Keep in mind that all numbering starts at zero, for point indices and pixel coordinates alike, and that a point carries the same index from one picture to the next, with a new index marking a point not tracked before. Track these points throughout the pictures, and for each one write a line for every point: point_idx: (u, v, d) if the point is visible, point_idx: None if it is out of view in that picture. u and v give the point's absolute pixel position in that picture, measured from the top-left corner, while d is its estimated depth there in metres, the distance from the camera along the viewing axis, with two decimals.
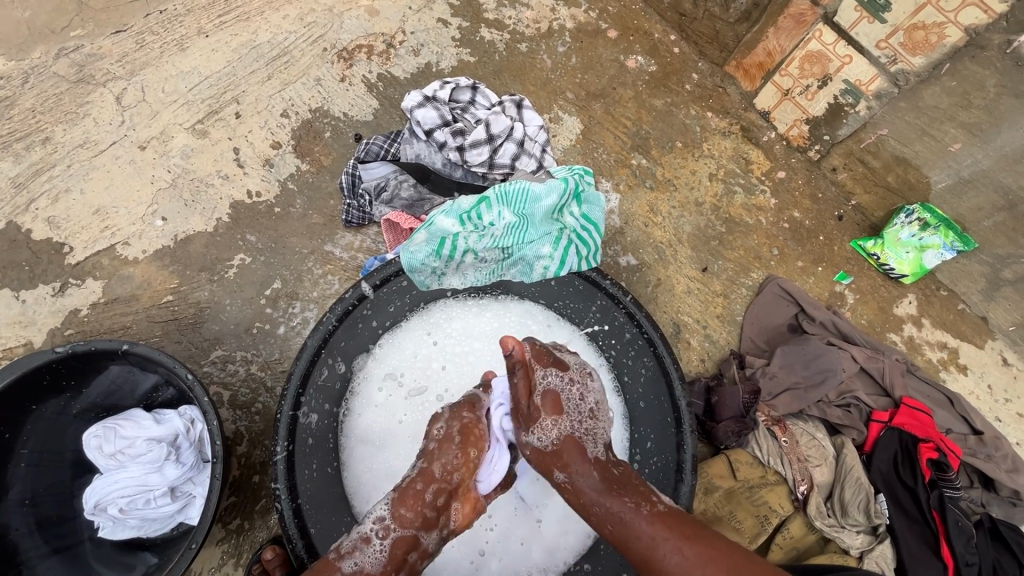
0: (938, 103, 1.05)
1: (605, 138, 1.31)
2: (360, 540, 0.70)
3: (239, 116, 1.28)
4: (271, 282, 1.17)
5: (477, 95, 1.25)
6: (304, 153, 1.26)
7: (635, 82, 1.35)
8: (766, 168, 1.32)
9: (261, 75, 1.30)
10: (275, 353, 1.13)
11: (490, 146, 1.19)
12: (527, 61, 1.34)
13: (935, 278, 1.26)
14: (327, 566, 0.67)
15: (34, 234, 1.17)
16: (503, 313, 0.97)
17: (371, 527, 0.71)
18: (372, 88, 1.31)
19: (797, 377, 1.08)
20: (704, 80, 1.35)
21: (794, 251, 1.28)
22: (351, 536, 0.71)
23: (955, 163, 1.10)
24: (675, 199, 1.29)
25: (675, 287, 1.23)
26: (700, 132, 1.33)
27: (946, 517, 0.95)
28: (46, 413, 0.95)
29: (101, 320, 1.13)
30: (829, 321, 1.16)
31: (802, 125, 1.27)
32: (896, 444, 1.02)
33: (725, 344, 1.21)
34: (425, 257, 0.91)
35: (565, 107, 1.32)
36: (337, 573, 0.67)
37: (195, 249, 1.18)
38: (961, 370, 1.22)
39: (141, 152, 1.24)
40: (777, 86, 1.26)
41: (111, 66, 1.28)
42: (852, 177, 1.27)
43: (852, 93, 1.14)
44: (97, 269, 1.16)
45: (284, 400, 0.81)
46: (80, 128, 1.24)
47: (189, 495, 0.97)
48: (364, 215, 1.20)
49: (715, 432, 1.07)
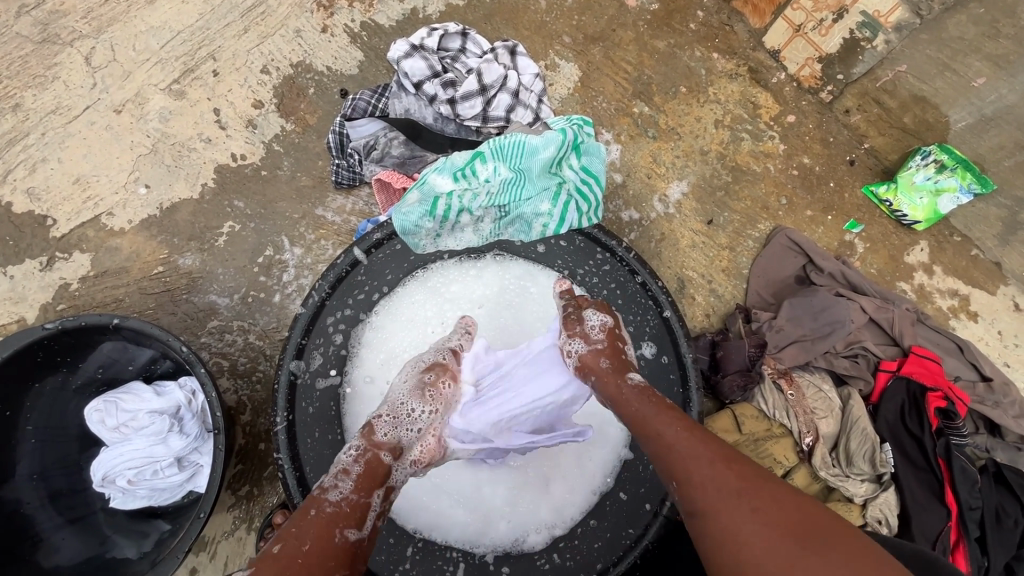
0: (963, 34, 1.00)
1: (605, 86, 1.24)
2: (342, 472, 0.68)
3: (217, 74, 1.21)
4: (263, 249, 1.14)
5: (467, 41, 1.17)
6: (288, 112, 1.20)
7: (636, 22, 1.26)
8: (775, 112, 1.25)
9: (236, 29, 1.22)
10: (273, 323, 1.10)
11: (483, 97, 1.12)
12: (520, 3, 1.26)
13: (949, 223, 1.21)
14: (312, 501, 0.64)
15: (15, 207, 1.13)
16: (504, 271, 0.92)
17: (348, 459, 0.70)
18: (356, 39, 1.23)
19: (804, 329, 1.06)
20: (710, 18, 1.27)
21: (803, 200, 1.23)
22: (330, 473, 0.69)
23: (977, 100, 1.05)
24: (679, 148, 1.23)
25: (679, 242, 1.19)
26: (705, 76, 1.26)
27: (952, 465, 0.95)
28: (47, 389, 0.95)
29: (92, 295, 1.10)
30: (838, 271, 1.13)
31: (814, 64, 1.20)
32: (904, 394, 1.01)
33: (731, 298, 1.17)
34: (418, 219, 0.86)
35: (562, 52, 1.24)
36: (324, 504, 0.63)
37: (182, 218, 1.14)
38: (972, 317, 1.20)
39: (118, 116, 1.19)
40: (788, 22, 1.18)
41: (76, 24, 1.20)
42: (867, 118, 1.20)
43: (869, 26, 1.07)
44: (83, 242, 1.12)
45: (281, 369, 0.80)
46: (51, 93, 1.18)
47: (196, 464, 0.98)
48: (354, 176, 1.14)
49: (719, 387, 1.07)
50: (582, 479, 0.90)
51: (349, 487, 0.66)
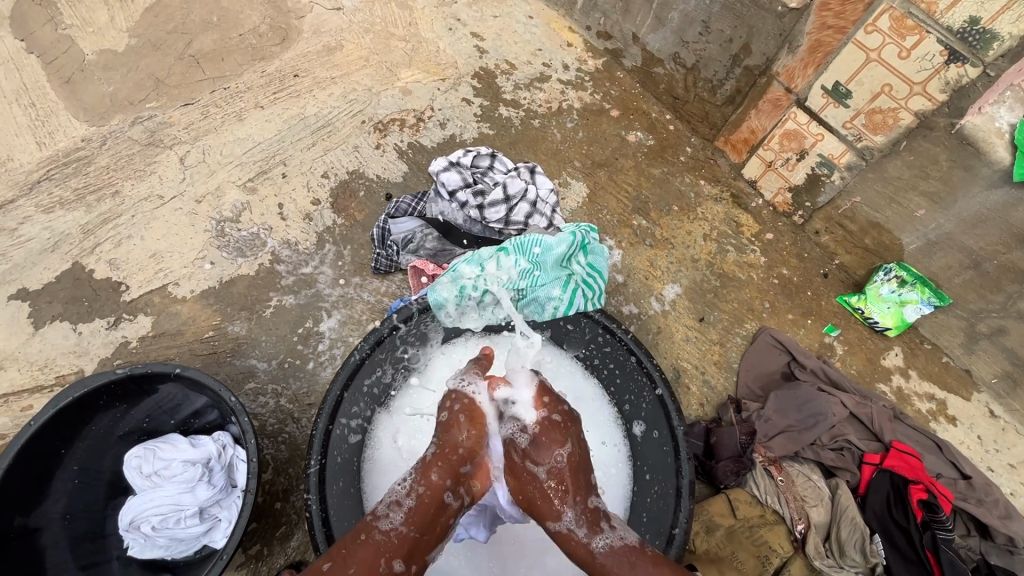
0: (901, 174, 1.19)
1: (609, 201, 1.47)
2: (396, 504, 0.77)
3: (285, 176, 1.45)
4: (304, 321, 1.28)
5: (495, 162, 1.42)
6: (340, 209, 1.42)
7: (635, 154, 1.53)
8: (755, 230, 1.46)
9: (306, 143, 1.50)
10: (304, 387, 1.22)
11: (507, 205, 1.34)
12: (539, 134, 1.54)
13: (919, 332, 1.35)
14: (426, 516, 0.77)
15: (96, 273, 1.31)
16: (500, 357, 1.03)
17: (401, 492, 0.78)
18: (403, 154, 1.50)
19: (790, 420, 1.15)
20: (697, 153, 1.54)
21: (784, 305, 1.38)
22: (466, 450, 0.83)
23: (922, 227, 1.22)
24: (672, 255, 1.42)
25: (674, 335, 1.33)
26: (694, 198, 1.48)
27: (941, 558, 0.98)
28: (96, 430, 1.03)
29: (147, 352, 1.24)
30: (819, 369, 1.25)
31: (785, 193, 1.43)
32: (888, 485, 1.06)
33: (723, 390, 1.28)
34: (449, 294, 1.03)
35: (573, 173, 1.49)
36: (375, 530, 0.74)
37: (237, 290, 1.31)
38: (950, 421, 1.28)
39: (197, 204, 1.41)
40: (761, 158, 1.43)
41: (178, 133, 1.49)
42: (834, 239, 1.40)
43: (826, 165, 1.30)
44: (149, 306, 1.28)
45: (319, 418, 0.91)
46: (146, 183, 1.42)
47: (215, 518, 1.03)
48: (391, 263, 1.32)
49: (714, 472, 1.13)
50: None
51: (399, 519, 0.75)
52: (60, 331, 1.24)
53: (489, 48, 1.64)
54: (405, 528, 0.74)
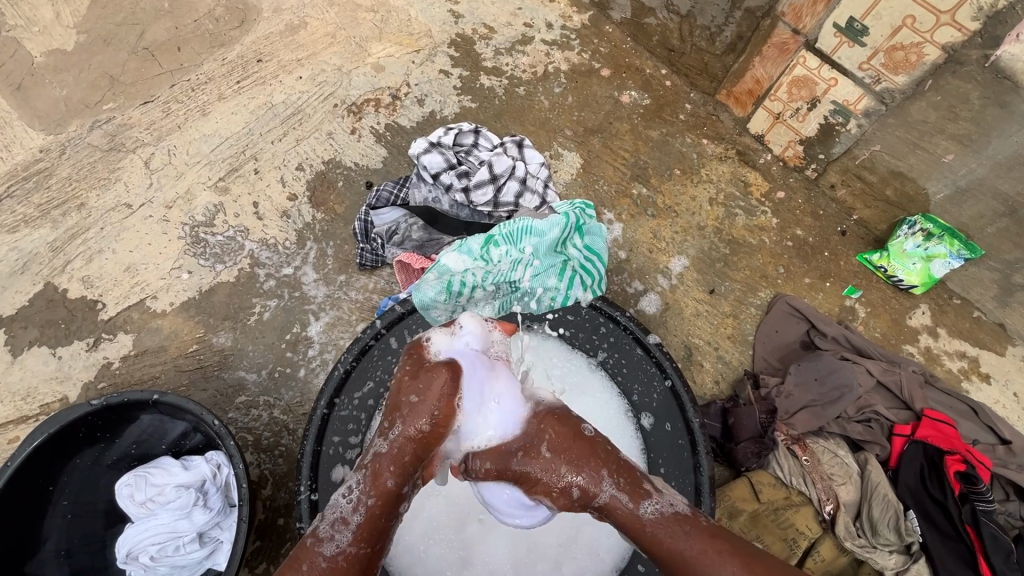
0: (926, 117, 1.08)
1: (605, 171, 1.36)
2: (340, 522, 0.59)
3: (258, 171, 1.36)
4: (291, 326, 1.22)
5: (479, 138, 1.32)
6: (319, 203, 1.33)
7: (631, 115, 1.41)
8: (765, 189, 1.35)
9: (277, 133, 1.39)
10: (297, 396, 1.16)
11: (494, 185, 1.24)
12: (525, 103, 1.42)
13: (947, 286, 1.26)
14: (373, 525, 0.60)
15: (70, 293, 1.24)
16: None
17: (348, 506, 0.60)
18: (380, 138, 1.39)
19: (813, 394, 1.08)
20: (698, 109, 1.41)
21: (800, 268, 1.29)
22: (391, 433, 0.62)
23: (950, 173, 1.12)
24: (677, 224, 1.32)
25: (684, 310, 1.25)
26: (698, 159, 1.37)
27: (981, 531, 0.92)
28: (83, 463, 1.00)
29: (131, 372, 1.18)
30: (841, 336, 1.16)
31: (796, 146, 1.31)
32: (922, 457, 1.00)
33: (739, 365, 1.21)
34: (435, 295, 0.94)
35: (564, 143, 1.39)
36: (317, 558, 0.58)
37: (218, 299, 1.24)
38: (984, 379, 1.20)
39: (168, 210, 1.33)
40: (768, 110, 1.31)
41: (140, 134, 1.39)
42: (852, 193, 1.29)
43: (841, 112, 1.18)
44: (128, 323, 1.22)
45: (306, 442, 0.85)
46: (112, 192, 1.34)
47: (216, 540, 0.99)
48: (377, 258, 1.25)
49: (734, 455, 1.06)
50: (593, 564, 0.90)
51: (348, 540, 0.58)
52: (39, 357, 1.19)
53: (465, 11, 1.50)
54: (354, 548, 0.58)
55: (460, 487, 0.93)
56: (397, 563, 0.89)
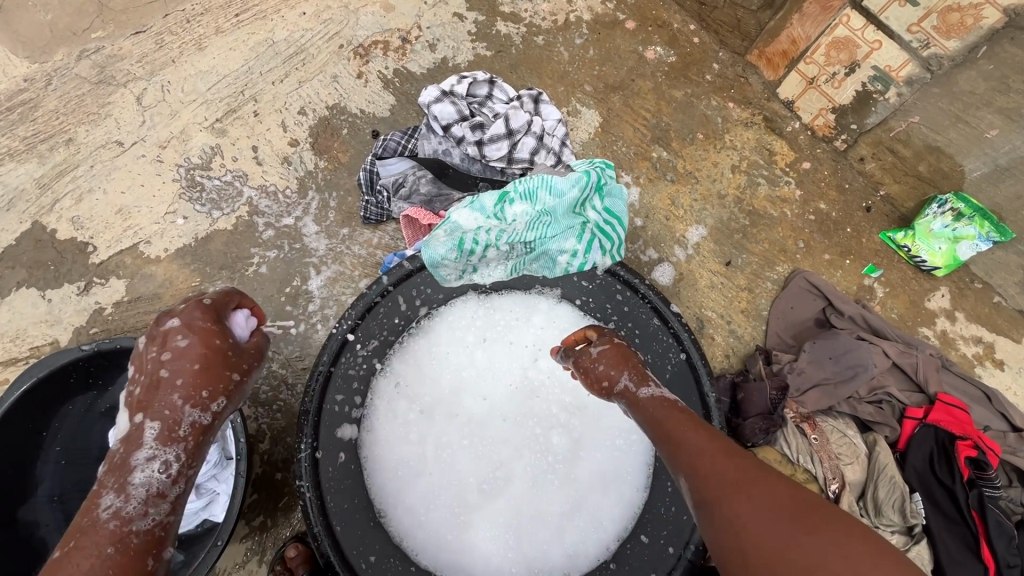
0: (974, 88, 1.02)
1: (624, 132, 1.29)
2: (152, 497, 0.59)
3: (257, 114, 1.28)
4: (291, 280, 1.17)
5: (494, 89, 1.24)
6: (322, 150, 1.26)
7: (654, 73, 1.33)
8: (791, 159, 1.29)
9: (278, 74, 1.31)
10: (296, 351, 1.13)
11: (510, 140, 1.18)
12: (544, 54, 1.34)
13: (969, 270, 1.22)
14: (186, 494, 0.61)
15: (59, 234, 1.18)
16: (509, 319, 0.97)
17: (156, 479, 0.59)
18: (388, 84, 1.31)
19: (826, 372, 1.05)
20: (725, 70, 1.33)
21: (820, 244, 1.24)
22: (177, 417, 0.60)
23: (991, 150, 1.06)
24: (697, 191, 1.26)
25: (698, 282, 1.21)
26: (722, 123, 1.30)
27: (986, 517, 0.91)
28: (75, 411, 0.97)
29: (125, 319, 1.14)
30: (858, 315, 1.13)
31: (828, 115, 1.24)
32: (932, 442, 0.99)
33: (751, 340, 1.18)
34: (445, 253, 0.90)
35: (583, 100, 1.31)
36: (130, 535, 0.56)
37: (215, 248, 1.19)
38: (997, 365, 1.19)
39: (162, 150, 1.25)
40: (801, 74, 1.23)
41: (131, 67, 1.30)
42: (881, 167, 1.23)
43: (881, 79, 1.11)
44: (120, 268, 1.17)
45: (308, 400, 0.82)
46: (102, 128, 1.26)
47: (213, 492, 0.96)
48: (382, 212, 1.19)
49: (741, 429, 1.04)
50: (593, 531, 0.89)
51: (162, 514, 0.59)
52: (28, 299, 1.14)
53: None
54: (167, 519, 0.59)
55: (462, 452, 0.92)
56: (397, 521, 0.88)
